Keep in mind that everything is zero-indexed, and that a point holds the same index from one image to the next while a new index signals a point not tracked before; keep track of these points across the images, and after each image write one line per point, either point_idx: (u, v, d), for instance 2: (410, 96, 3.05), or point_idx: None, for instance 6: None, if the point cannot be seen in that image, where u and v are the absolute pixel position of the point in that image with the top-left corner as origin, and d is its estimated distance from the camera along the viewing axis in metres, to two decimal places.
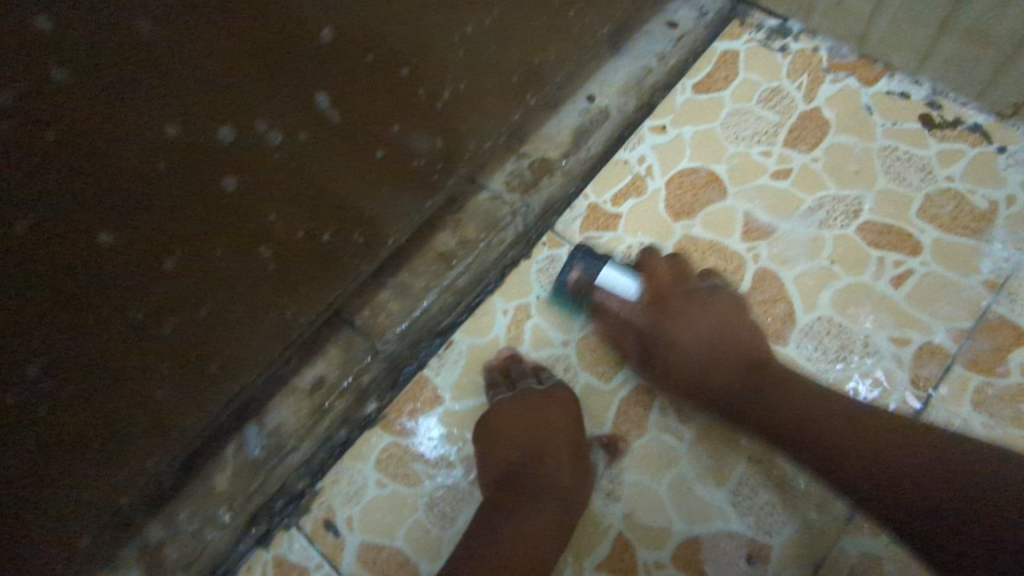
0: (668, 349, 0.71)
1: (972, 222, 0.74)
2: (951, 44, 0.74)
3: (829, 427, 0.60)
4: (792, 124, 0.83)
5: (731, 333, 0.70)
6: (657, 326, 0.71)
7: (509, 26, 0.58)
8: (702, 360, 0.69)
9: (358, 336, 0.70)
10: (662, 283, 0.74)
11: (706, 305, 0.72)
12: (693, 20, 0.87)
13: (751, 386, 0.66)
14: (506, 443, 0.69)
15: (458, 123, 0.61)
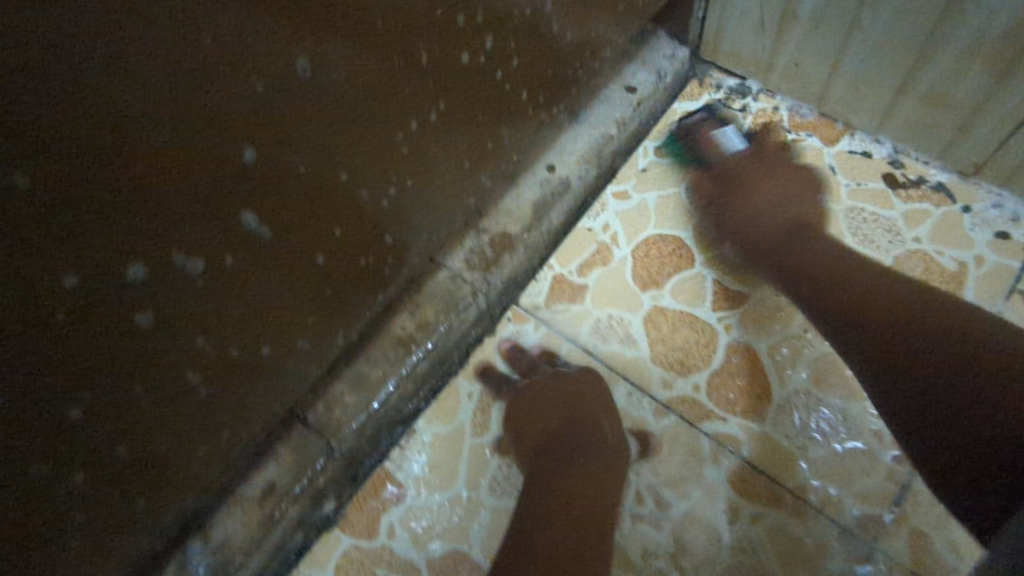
0: (747, 199, 0.79)
1: (942, 285, 0.73)
2: (910, 106, 0.74)
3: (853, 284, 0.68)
4: (757, 186, 0.81)
5: (806, 189, 0.79)
6: (734, 175, 0.80)
7: (457, 113, 0.56)
8: (770, 203, 0.78)
9: (313, 436, 0.65)
10: (751, 161, 0.81)
11: (798, 171, 0.80)
12: (651, 84, 0.84)
13: (800, 237, 0.75)
14: (542, 432, 0.70)
15: (409, 215, 0.58)
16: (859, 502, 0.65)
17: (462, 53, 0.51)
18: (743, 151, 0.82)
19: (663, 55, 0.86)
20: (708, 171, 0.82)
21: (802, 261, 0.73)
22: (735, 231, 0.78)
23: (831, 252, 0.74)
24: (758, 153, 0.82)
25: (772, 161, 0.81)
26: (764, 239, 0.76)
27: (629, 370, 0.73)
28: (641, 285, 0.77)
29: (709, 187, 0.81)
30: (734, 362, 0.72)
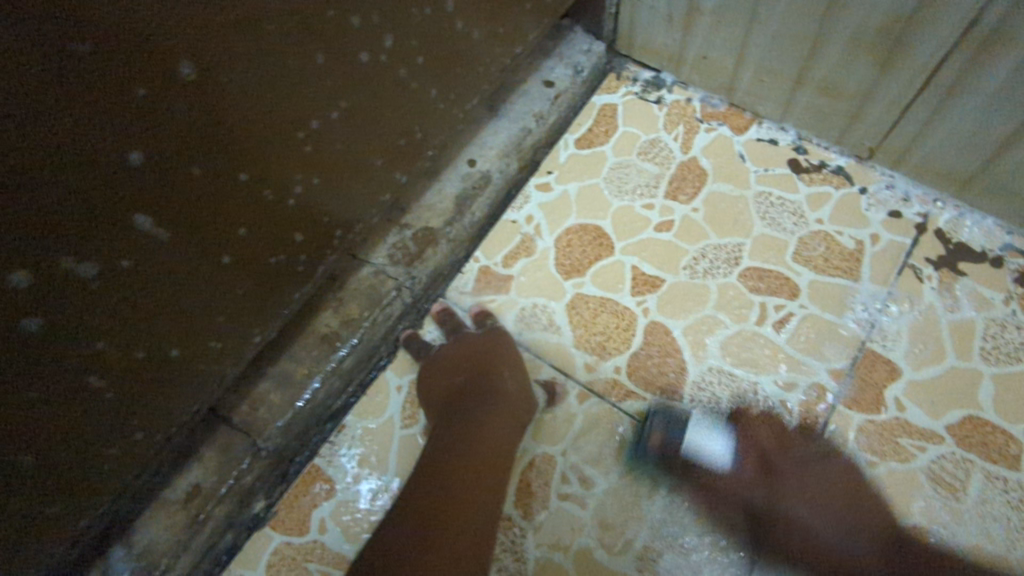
0: (790, 523, 0.65)
1: (843, 262, 0.78)
2: (807, 95, 0.78)
3: (843, 510, 0.64)
4: (672, 175, 0.84)
5: (824, 484, 0.66)
6: (767, 492, 0.67)
7: (362, 110, 0.56)
8: (822, 522, 0.63)
9: (236, 435, 0.66)
10: (773, 448, 0.69)
11: (811, 478, 0.67)
12: (568, 79, 0.87)
13: (855, 523, 0.63)
14: (446, 386, 0.70)
15: (319, 211, 0.58)
16: None
17: (359, 52, 0.52)
18: (743, 465, 0.68)
19: (579, 51, 0.88)
20: (716, 492, 0.68)
21: (831, 549, 0.61)
22: (760, 513, 0.66)
23: (871, 515, 0.64)
24: (765, 453, 0.69)
25: (790, 459, 0.68)
26: (804, 551, 0.63)
27: (554, 356, 0.76)
28: (564, 273, 0.80)
29: (719, 486, 0.68)
30: (651, 344, 0.75)
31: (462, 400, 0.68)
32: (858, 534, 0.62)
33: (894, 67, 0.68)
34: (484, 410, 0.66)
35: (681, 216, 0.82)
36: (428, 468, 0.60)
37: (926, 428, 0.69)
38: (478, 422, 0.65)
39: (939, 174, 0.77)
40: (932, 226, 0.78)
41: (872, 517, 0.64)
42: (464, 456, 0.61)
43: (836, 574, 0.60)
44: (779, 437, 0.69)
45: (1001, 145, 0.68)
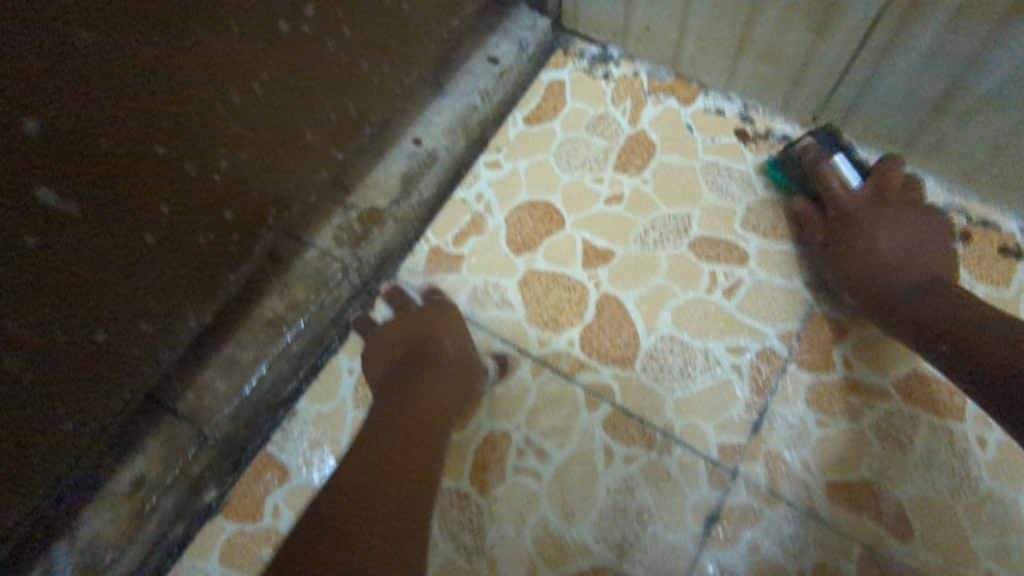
0: (868, 242, 0.71)
1: (788, 228, 0.79)
2: (750, 63, 0.79)
3: (914, 269, 0.70)
4: (620, 148, 0.84)
5: (923, 234, 0.73)
6: (877, 207, 0.73)
7: (291, 84, 0.55)
8: (896, 255, 0.70)
9: (180, 424, 0.65)
10: (869, 207, 0.73)
11: (909, 217, 0.73)
12: (513, 54, 0.85)
13: (922, 273, 0.69)
14: (394, 347, 0.72)
15: (251, 189, 0.57)
16: (722, 433, 0.69)
17: (280, 23, 0.50)
18: (863, 185, 0.74)
19: (524, 27, 0.87)
20: (829, 207, 0.75)
21: (882, 262, 0.70)
22: (839, 231, 0.74)
23: (925, 275, 0.69)
24: (886, 180, 0.74)
25: (902, 208, 0.74)
26: (867, 279, 0.71)
27: (507, 331, 0.75)
28: (514, 250, 0.79)
29: (829, 216, 0.75)
30: (603, 316, 0.75)
31: (409, 363, 0.71)
32: (915, 267, 0.70)
33: (833, 29, 0.68)
34: (424, 377, 0.70)
35: (631, 188, 0.82)
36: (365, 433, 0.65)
37: (873, 387, 0.70)
38: (412, 393, 0.68)
39: (881, 138, 0.77)
40: None
41: (925, 274, 0.69)
42: (390, 428, 0.65)
43: (876, 299, 0.70)
44: (902, 192, 0.74)
45: (941, 101, 0.68)
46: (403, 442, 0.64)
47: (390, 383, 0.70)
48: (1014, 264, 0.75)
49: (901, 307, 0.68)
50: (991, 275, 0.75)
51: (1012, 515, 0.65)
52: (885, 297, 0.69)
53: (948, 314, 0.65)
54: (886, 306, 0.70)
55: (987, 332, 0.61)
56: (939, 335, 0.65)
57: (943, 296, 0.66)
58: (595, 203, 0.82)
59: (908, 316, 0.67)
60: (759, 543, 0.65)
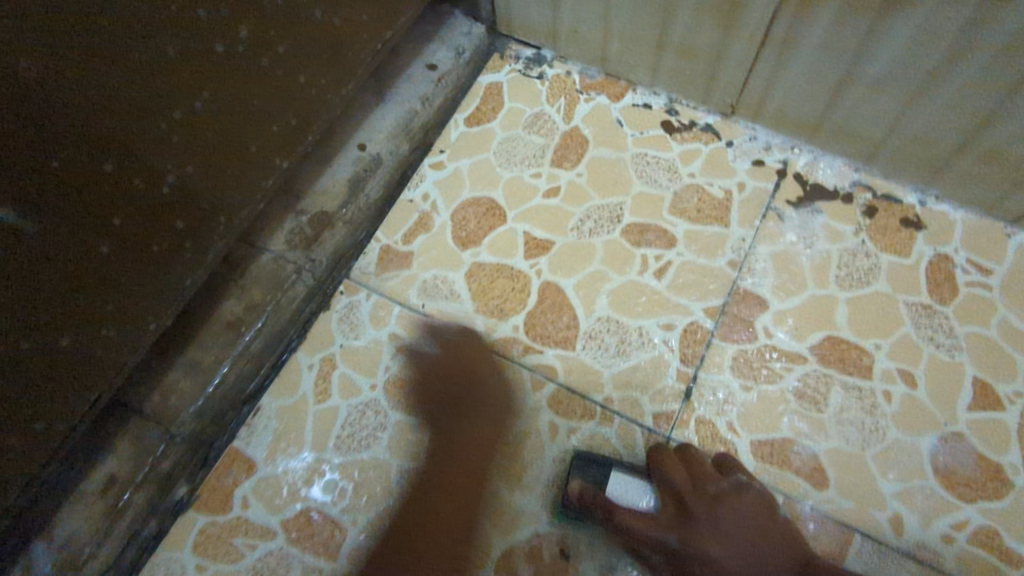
0: (711, 551, 0.66)
1: (714, 211, 0.85)
2: (670, 59, 0.85)
3: (740, 560, 0.65)
4: (556, 145, 0.90)
5: (766, 530, 0.66)
6: (699, 508, 0.68)
7: (230, 98, 0.59)
8: (738, 574, 0.65)
9: (148, 425, 0.71)
10: (682, 478, 0.69)
11: (735, 514, 0.68)
12: (451, 60, 0.93)
13: (757, 568, 0.65)
14: (438, 378, 0.78)
15: (199, 198, 0.61)
16: (658, 404, 0.76)
17: (215, 42, 0.55)
18: (661, 506, 0.68)
19: (460, 35, 0.95)
20: (652, 529, 0.67)
21: (737, 572, 0.65)
22: (671, 521, 0.68)
23: (779, 551, 0.65)
24: (681, 499, 0.68)
25: (733, 500, 0.68)
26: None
27: (456, 321, 0.80)
28: (460, 245, 0.84)
29: (665, 515, 0.68)
30: (545, 302, 0.81)
31: (462, 395, 0.77)
32: None
33: (737, 26, 0.74)
34: (478, 410, 0.76)
35: (566, 182, 0.88)
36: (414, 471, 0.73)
37: (794, 351, 0.77)
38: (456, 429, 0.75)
39: (793, 123, 0.84)
40: (791, 171, 0.86)
41: (773, 547, 0.65)
42: (445, 476, 0.73)
43: None
44: (717, 475, 0.70)
45: (839, 85, 0.75)
46: (456, 490, 0.72)
47: (439, 417, 0.76)
48: (916, 233, 0.82)
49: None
50: (896, 244, 0.82)
51: (915, 461, 0.72)
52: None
53: None
54: None
55: None
56: None
57: (789, 569, 0.64)
58: (534, 197, 0.87)
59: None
60: None
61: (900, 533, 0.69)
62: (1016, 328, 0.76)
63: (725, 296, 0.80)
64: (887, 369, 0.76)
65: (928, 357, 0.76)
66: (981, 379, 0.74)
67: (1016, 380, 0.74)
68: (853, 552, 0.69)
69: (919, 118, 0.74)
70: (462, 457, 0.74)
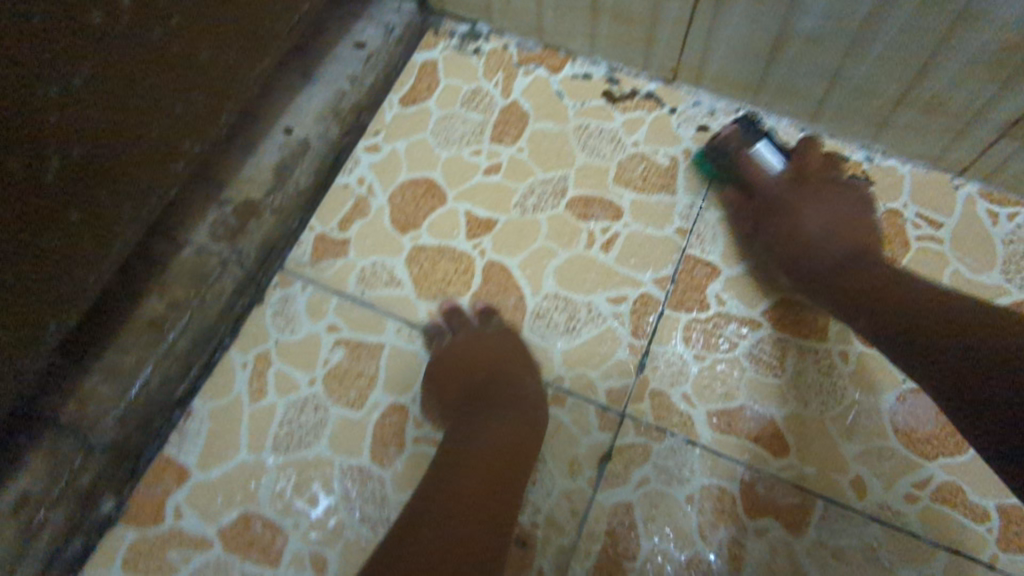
0: (797, 222, 0.73)
1: (659, 180, 0.82)
2: (607, 25, 0.82)
3: (838, 247, 0.70)
4: (495, 121, 0.87)
5: (855, 224, 0.73)
6: (795, 188, 0.75)
7: (118, 75, 0.55)
8: (821, 226, 0.71)
9: (65, 435, 0.65)
10: (803, 180, 0.76)
11: (842, 200, 0.74)
12: (380, 39, 0.87)
13: (858, 257, 0.70)
14: (466, 374, 0.71)
15: (93, 183, 0.57)
16: (608, 379, 0.73)
17: (94, 12, 0.50)
18: (779, 176, 0.76)
19: (390, 10, 0.89)
20: (753, 195, 0.77)
21: (807, 241, 0.72)
22: (767, 214, 0.75)
23: (863, 241, 0.71)
24: (807, 168, 0.77)
25: (834, 196, 0.75)
26: (800, 256, 0.72)
27: (397, 308, 0.77)
28: (399, 229, 0.81)
29: (749, 207, 0.77)
30: (490, 282, 0.78)
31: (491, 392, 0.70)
32: (838, 235, 0.71)
33: None
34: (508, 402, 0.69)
35: (507, 158, 0.84)
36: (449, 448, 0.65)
37: (745, 318, 0.75)
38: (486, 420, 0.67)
39: (734, 85, 0.82)
40: None
41: (852, 237, 0.71)
42: (475, 472, 0.62)
43: (806, 244, 0.71)
44: (827, 163, 0.78)
45: (779, 40, 0.72)
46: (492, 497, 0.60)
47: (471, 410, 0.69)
48: (866, 190, 0.81)
49: (855, 275, 0.68)
50: None
51: (877, 422, 0.70)
52: (830, 269, 0.70)
53: (909, 288, 0.65)
54: (820, 250, 0.70)
55: (928, 303, 0.62)
56: (870, 287, 0.66)
57: (876, 265, 0.69)
58: (475, 176, 0.83)
59: (829, 264, 0.70)
60: (648, 478, 0.69)
61: (863, 494, 0.67)
62: (967, 281, 0.75)
63: (674, 266, 0.78)
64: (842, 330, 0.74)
65: None
66: None
67: None
68: (815, 518, 0.67)
69: (859, 71, 0.72)
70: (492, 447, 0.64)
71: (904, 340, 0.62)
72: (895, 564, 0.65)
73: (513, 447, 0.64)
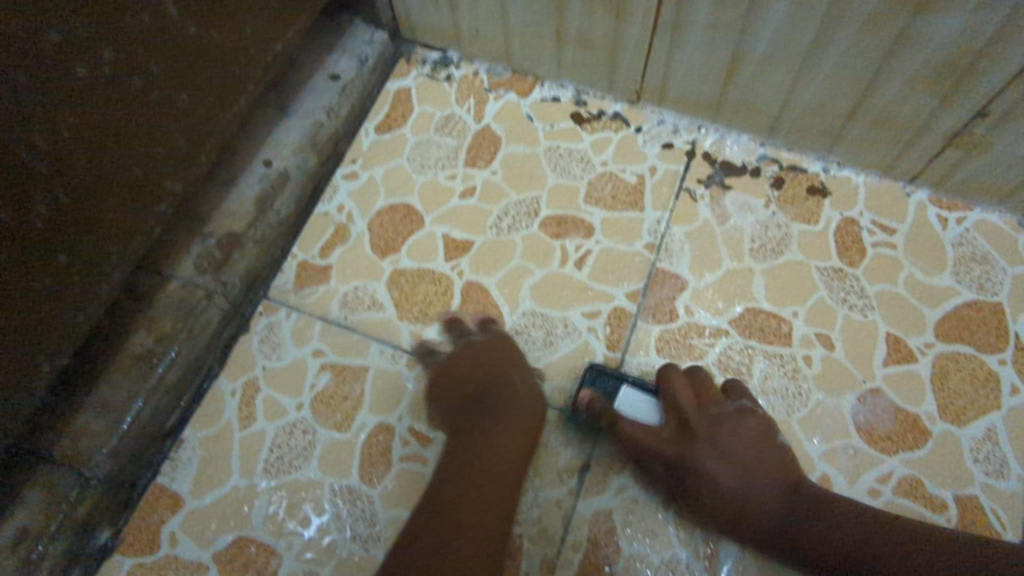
0: (704, 478, 0.69)
1: (628, 197, 0.86)
2: (571, 51, 0.85)
3: (732, 481, 0.68)
4: (468, 145, 0.90)
5: (765, 446, 0.70)
6: (684, 443, 0.71)
7: (98, 124, 0.57)
8: (736, 488, 0.68)
9: (57, 471, 0.66)
10: (693, 400, 0.73)
11: (737, 428, 0.71)
12: (355, 69, 0.90)
13: (765, 482, 0.68)
14: (461, 386, 0.74)
15: (80, 228, 0.59)
16: (586, 391, 0.76)
17: (72, 66, 0.53)
18: (676, 395, 0.72)
19: (361, 42, 0.91)
20: (644, 436, 0.72)
21: (725, 497, 0.68)
22: (666, 439, 0.71)
23: (778, 467, 0.69)
24: (683, 409, 0.72)
25: (728, 417, 0.71)
26: (731, 518, 0.68)
27: (380, 331, 0.79)
28: (379, 254, 0.83)
29: (661, 431, 0.72)
30: (469, 302, 0.81)
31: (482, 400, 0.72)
32: (755, 472, 0.68)
33: (628, 14, 0.76)
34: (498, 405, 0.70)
35: (481, 181, 0.88)
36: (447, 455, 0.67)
37: (713, 327, 0.78)
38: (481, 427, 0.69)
39: (695, 104, 0.86)
40: (699, 151, 0.88)
41: (750, 446, 0.70)
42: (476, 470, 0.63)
43: (710, 491, 0.68)
44: (701, 386, 0.73)
45: (734, 61, 0.76)
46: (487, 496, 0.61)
47: (467, 417, 0.71)
48: (823, 201, 0.85)
49: (795, 531, 0.65)
50: (804, 212, 0.84)
51: (839, 422, 0.74)
52: (753, 524, 0.67)
53: (796, 512, 0.65)
54: (733, 487, 0.68)
55: (893, 549, 0.59)
56: (790, 529, 0.65)
57: (766, 471, 0.68)
58: (451, 200, 0.87)
59: (767, 534, 0.66)
60: (626, 485, 0.72)
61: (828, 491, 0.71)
62: (921, 283, 0.80)
63: (645, 280, 0.81)
64: (806, 335, 0.78)
65: (843, 319, 0.78)
66: (893, 335, 0.77)
67: (926, 334, 0.77)
68: None
69: (811, 88, 0.76)
70: (486, 449, 0.66)
71: (788, 553, 0.65)
72: None
73: (515, 449, 0.66)
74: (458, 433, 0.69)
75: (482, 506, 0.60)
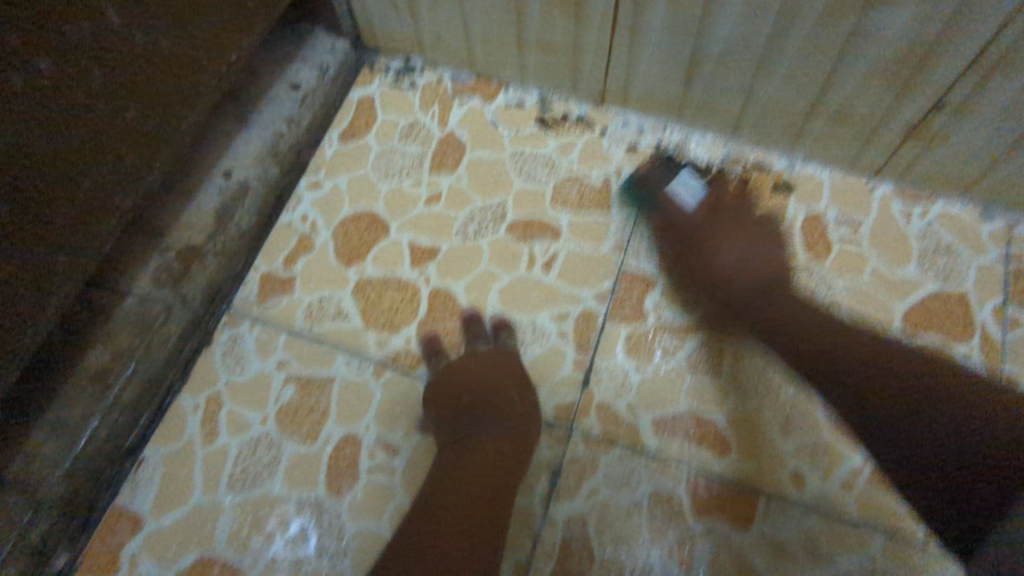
0: (710, 254, 0.77)
1: (594, 199, 0.86)
2: (533, 54, 0.85)
3: (743, 276, 0.75)
4: (433, 152, 0.89)
5: (774, 251, 0.78)
6: (702, 229, 0.79)
7: (39, 131, 0.55)
8: (734, 263, 0.76)
9: (9, 494, 0.65)
10: (724, 205, 0.81)
11: (752, 234, 0.79)
12: (316, 79, 0.90)
13: (770, 290, 0.74)
14: (454, 397, 0.73)
15: (20, 240, 0.57)
16: (557, 395, 0.75)
17: (8, 71, 0.51)
18: (716, 195, 0.82)
19: (324, 51, 0.92)
20: (671, 224, 0.81)
21: (726, 276, 0.76)
22: (689, 241, 0.79)
23: (783, 276, 0.76)
24: (719, 204, 0.81)
25: (755, 228, 0.80)
26: (720, 287, 0.76)
27: (346, 341, 0.78)
28: (344, 263, 0.82)
29: (672, 238, 0.81)
30: (436, 309, 0.80)
31: (473, 413, 0.72)
32: (758, 262, 0.76)
33: (586, 16, 0.75)
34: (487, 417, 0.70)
35: (447, 187, 0.87)
36: (441, 468, 0.68)
37: (682, 327, 0.78)
38: (472, 439, 0.69)
39: (659, 105, 0.86)
40: (665, 151, 0.88)
41: (766, 258, 0.77)
42: (465, 480, 0.64)
43: (710, 276, 0.77)
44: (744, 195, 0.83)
45: (694, 60, 0.76)
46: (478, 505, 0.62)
47: (461, 430, 0.71)
48: (788, 197, 0.85)
49: (761, 311, 0.73)
50: (770, 209, 0.84)
51: (810, 418, 0.73)
52: (737, 302, 0.75)
53: (835, 329, 0.69)
54: (735, 273, 0.76)
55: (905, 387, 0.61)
56: (785, 326, 0.71)
57: (780, 277, 0.75)
58: (416, 207, 0.86)
59: (751, 319, 0.74)
60: (598, 489, 0.71)
61: (801, 487, 0.70)
62: (886, 276, 0.80)
63: (612, 281, 0.81)
64: None
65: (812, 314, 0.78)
66: (861, 328, 0.77)
67: (893, 327, 0.77)
68: (759, 514, 0.70)
69: (770, 86, 0.76)
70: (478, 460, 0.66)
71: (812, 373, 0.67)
72: (834, 552, 0.68)
73: (505, 456, 0.66)
74: (451, 445, 0.70)
75: (465, 520, 0.60)
